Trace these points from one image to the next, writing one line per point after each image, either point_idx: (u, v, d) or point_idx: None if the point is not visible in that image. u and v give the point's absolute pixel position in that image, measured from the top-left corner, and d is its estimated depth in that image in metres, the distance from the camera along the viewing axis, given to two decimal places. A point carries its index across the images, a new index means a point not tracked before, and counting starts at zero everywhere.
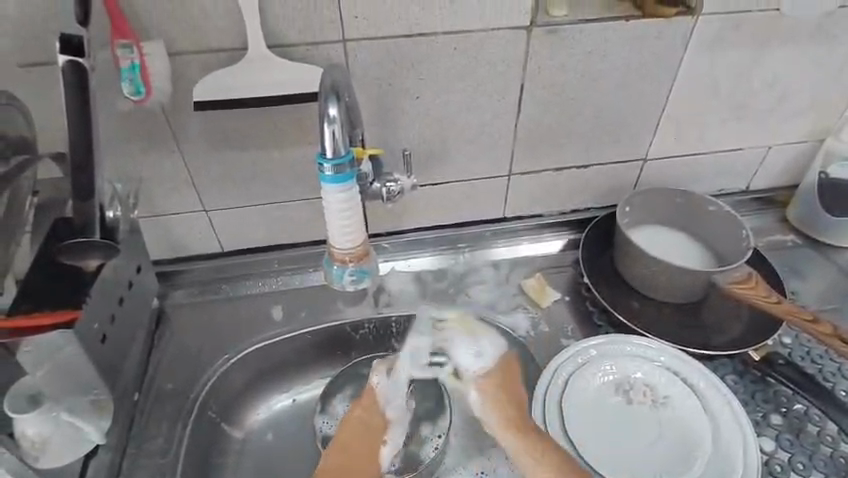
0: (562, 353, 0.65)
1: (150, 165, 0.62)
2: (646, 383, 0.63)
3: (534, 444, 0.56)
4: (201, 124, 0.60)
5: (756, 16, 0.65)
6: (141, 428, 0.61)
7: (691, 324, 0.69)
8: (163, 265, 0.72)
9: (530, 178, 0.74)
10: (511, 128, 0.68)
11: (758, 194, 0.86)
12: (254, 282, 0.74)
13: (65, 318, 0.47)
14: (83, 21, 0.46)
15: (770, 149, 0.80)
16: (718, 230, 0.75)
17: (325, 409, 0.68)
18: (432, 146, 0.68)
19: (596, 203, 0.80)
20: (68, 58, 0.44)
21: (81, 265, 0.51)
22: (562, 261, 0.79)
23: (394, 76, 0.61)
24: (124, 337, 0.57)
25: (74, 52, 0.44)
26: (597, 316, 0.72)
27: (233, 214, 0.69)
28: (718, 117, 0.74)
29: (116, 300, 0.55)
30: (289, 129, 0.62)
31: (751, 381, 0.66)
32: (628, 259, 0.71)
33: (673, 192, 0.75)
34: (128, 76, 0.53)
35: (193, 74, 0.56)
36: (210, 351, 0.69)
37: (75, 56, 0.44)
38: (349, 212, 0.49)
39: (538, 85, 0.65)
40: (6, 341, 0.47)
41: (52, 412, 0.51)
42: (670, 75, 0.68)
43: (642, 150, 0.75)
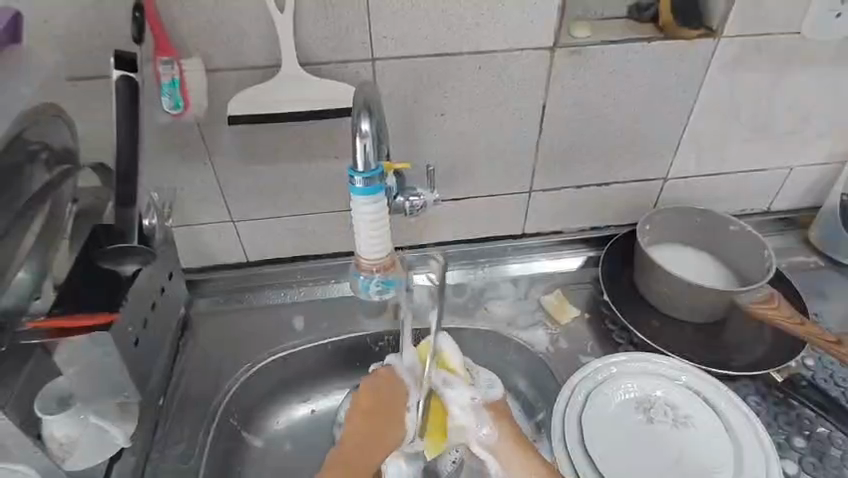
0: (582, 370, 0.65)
1: (184, 176, 0.64)
2: (667, 402, 0.63)
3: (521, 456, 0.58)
4: (233, 137, 0.62)
5: (777, 40, 0.66)
6: (164, 433, 0.63)
7: (711, 344, 0.69)
8: (190, 274, 0.74)
9: (550, 195, 0.75)
10: (532, 146, 0.69)
11: (779, 215, 0.86)
12: (277, 291, 0.76)
13: (96, 320, 0.48)
14: (137, 39, 0.51)
15: (791, 170, 0.80)
16: (739, 250, 0.75)
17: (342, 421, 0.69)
18: (455, 162, 0.69)
19: (615, 220, 0.81)
20: (122, 73, 0.47)
21: (118, 270, 0.51)
22: (581, 278, 0.79)
23: (419, 94, 0.63)
24: (154, 342, 0.59)
25: (128, 66, 0.47)
26: (617, 334, 0.72)
27: (259, 225, 0.70)
28: (740, 138, 0.74)
29: (149, 306, 0.57)
30: (317, 144, 0.64)
31: (774, 403, 0.65)
32: (648, 278, 0.71)
33: (693, 212, 0.75)
34: (168, 91, 0.55)
35: (230, 90, 0.58)
36: (233, 359, 0.70)
37: (128, 71, 0.47)
38: (377, 224, 0.50)
39: (560, 103, 0.66)
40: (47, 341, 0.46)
41: (80, 414, 0.53)
42: (691, 95, 0.69)
43: (662, 169, 0.75)
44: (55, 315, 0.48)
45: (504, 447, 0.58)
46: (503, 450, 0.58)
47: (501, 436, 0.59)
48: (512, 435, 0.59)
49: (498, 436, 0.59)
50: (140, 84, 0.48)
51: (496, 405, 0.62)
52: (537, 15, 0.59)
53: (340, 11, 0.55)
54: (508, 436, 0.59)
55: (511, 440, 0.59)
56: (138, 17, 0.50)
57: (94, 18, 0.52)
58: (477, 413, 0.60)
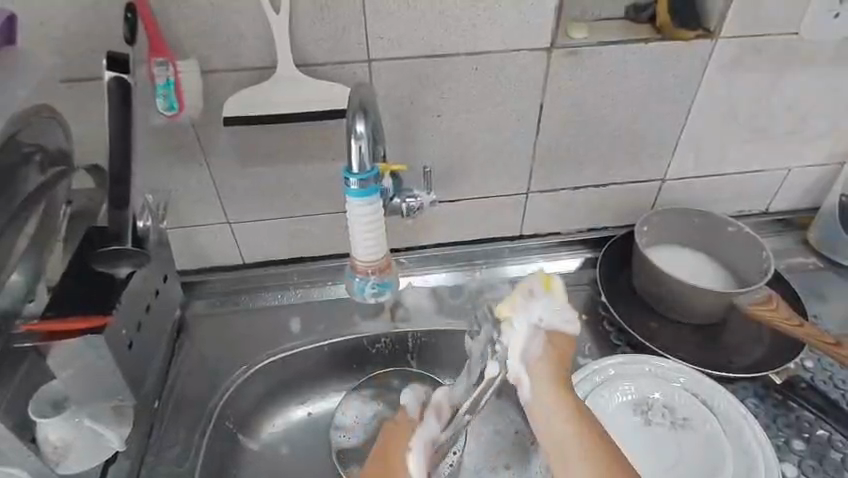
0: (580, 370, 0.64)
1: (180, 177, 0.64)
2: (665, 405, 0.63)
3: (578, 421, 0.52)
4: (229, 139, 0.62)
5: (775, 41, 0.66)
6: (159, 436, 0.63)
7: (709, 346, 0.69)
8: (187, 276, 0.74)
9: (548, 196, 0.75)
10: (530, 146, 0.69)
11: (778, 216, 0.86)
12: (274, 293, 0.75)
13: (87, 325, 0.48)
14: (130, 40, 0.49)
15: (790, 171, 0.80)
16: (738, 252, 0.74)
17: (339, 423, 0.69)
18: (452, 163, 0.69)
19: (613, 222, 0.80)
20: (114, 75, 0.47)
21: (113, 273, 0.52)
22: (579, 280, 0.79)
23: (416, 94, 0.62)
24: (149, 345, 0.58)
25: (121, 68, 0.46)
26: (615, 335, 0.72)
27: (256, 226, 0.70)
28: (738, 139, 0.74)
29: (143, 309, 0.57)
30: (314, 146, 0.64)
31: (773, 405, 0.65)
32: (646, 279, 0.70)
33: (692, 213, 0.75)
34: (163, 93, 0.54)
35: (225, 91, 0.58)
36: (230, 361, 0.70)
37: (122, 73, 0.47)
38: (372, 225, 0.49)
39: (557, 104, 0.66)
40: (38, 345, 0.46)
41: (75, 417, 0.52)
42: (689, 96, 0.69)
43: (660, 170, 0.75)
44: (46, 318, 0.48)
45: (542, 368, 0.54)
46: (541, 369, 0.54)
47: (542, 363, 0.54)
48: (555, 365, 0.54)
49: (541, 361, 0.54)
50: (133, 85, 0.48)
51: (553, 344, 0.55)
52: (534, 16, 0.59)
53: (336, 11, 0.55)
54: (549, 364, 0.54)
55: (562, 394, 0.53)
56: (130, 17, 0.49)
57: (88, 19, 0.51)
58: (535, 337, 0.54)
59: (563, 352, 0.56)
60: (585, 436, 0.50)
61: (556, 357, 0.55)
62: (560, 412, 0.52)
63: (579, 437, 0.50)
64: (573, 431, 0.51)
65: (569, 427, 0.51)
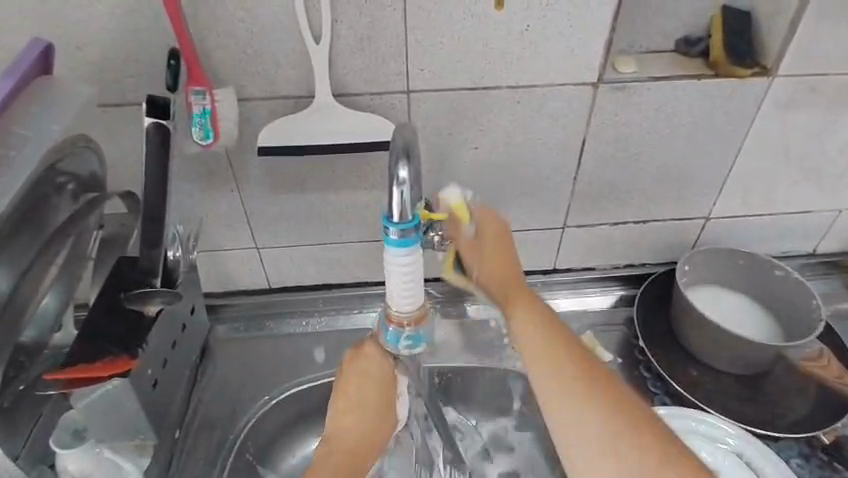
0: None
1: (210, 203, 0.63)
2: (709, 465, 0.59)
3: (578, 368, 0.48)
4: (262, 165, 0.60)
5: (836, 79, 0.62)
6: (178, 469, 0.61)
7: (753, 399, 0.65)
8: (212, 299, 0.73)
9: (585, 231, 0.72)
10: (570, 181, 0.66)
11: (826, 257, 0.81)
12: (298, 320, 0.74)
13: (109, 371, 0.46)
14: (172, 87, 0.49)
15: (840, 212, 0.76)
16: (784, 297, 0.71)
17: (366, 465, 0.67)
18: (487, 196, 0.67)
19: (652, 258, 0.77)
20: (154, 120, 0.45)
21: (142, 310, 0.50)
22: (613, 318, 0.76)
23: (454, 126, 0.60)
24: (173, 379, 0.57)
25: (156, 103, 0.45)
26: (653, 383, 0.69)
27: (284, 252, 0.69)
28: (788, 180, 0.71)
29: (170, 344, 0.55)
30: (347, 174, 0.62)
31: (819, 467, 0.61)
32: (687, 325, 0.67)
33: (737, 254, 0.71)
34: (199, 121, 0.53)
35: (259, 119, 0.57)
36: (251, 390, 0.69)
37: (161, 119, 0.45)
38: (410, 282, 0.43)
39: (601, 140, 0.63)
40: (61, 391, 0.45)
41: (95, 448, 0.52)
42: (740, 135, 0.65)
43: (704, 209, 0.72)
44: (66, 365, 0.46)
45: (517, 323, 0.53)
46: (533, 352, 0.51)
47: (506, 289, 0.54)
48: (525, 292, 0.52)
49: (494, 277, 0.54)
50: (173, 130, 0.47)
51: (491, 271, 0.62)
52: (581, 50, 0.57)
53: (377, 43, 0.54)
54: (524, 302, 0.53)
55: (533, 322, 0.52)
56: (173, 65, 0.49)
57: (127, 45, 0.51)
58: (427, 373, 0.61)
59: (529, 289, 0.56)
60: (587, 382, 0.47)
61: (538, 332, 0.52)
62: (553, 352, 0.50)
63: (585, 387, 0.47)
64: (581, 381, 0.47)
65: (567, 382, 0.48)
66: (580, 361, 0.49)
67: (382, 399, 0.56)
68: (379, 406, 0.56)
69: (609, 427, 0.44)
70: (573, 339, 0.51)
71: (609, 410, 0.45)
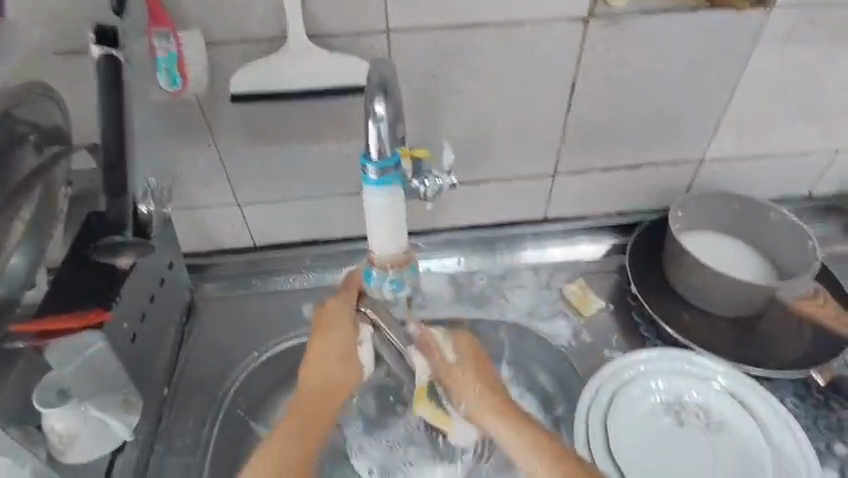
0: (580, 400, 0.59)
1: (185, 157, 0.60)
2: (699, 405, 0.59)
3: (513, 420, 0.55)
4: (238, 115, 0.57)
5: (838, 9, 0.59)
6: (168, 425, 0.61)
7: (748, 341, 0.65)
8: (197, 258, 0.71)
9: (576, 179, 0.70)
10: (560, 125, 0.64)
11: (824, 199, 0.80)
12: (287, 278, 0.72)
13: (81, 324, 0.45)
14: (118, 12, 0.47)
15: (838, 153, 0.74)
16: (779, 239, 0.70)
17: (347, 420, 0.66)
18: (474, 143, 0.64)
19: (645, 206, 0.75)
20: (103, 50, 0.46)
21: (113, 262, 0.48)
22: (606, 267, 0.75)
23: (438, 68, 0.57)
24: (152, 335, 0.56)
25: None
26: (645, 328, 0.68)
27: (267, 208, 0.67)
28: (786, 119, 0.68)
29: (147, 298, 0.54)
30: (328, 123, 0.60)
31: (814, 406, 0.61)
32: (680, 270, 0.66)
33: (731, 197, 0.70)
34: (164, 66, 0.49)
35: (231, 65, 0.54)
36: (240, 347, 0.68)
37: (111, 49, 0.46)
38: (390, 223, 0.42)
39: (592, 80, 0.61)
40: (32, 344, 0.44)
41: (80, 407, 0.51)
42: (736, 72, 0.63)
43: (699, 152, 0.70)
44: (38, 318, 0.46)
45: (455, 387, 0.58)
46: (484, 414, 0.56)
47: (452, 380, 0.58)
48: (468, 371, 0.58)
49: (445, 374, 0.59)
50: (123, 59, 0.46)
51: (457, 356, 0.59)
52: None
53: None
54: (459, 379, 0.58)
55: (485, 396, 0.57)
56: None
57: None
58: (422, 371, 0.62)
59: (474, 350, 0.60)
60: (511, 416, 0.55)
61: (478, 371, 0.59)
62: (532, 447, 0.53)
63: (528, 438, 0.53)
64: (528, 445, 0.53)
65: (543, 467, 0.51)
66: (549, 447, 0.52)
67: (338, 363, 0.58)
68: (341, 361, 0.58)
69: (537, 457, 0.52)
70: (503, 390, 0.58)
71: (546, 463, 0.51)
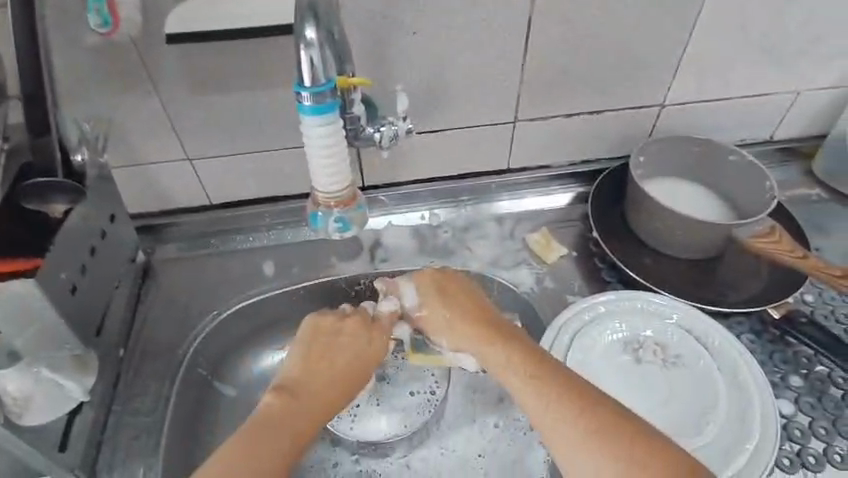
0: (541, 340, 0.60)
1: (127, 109, 0.57)
2: (656, 342, 0.61)
3: (498, 343, 0.54)
4: (178, 61, 0.55)
5: None
6: (127, 385, 0.60)
7: (706, 281, 0.65)
8: (150, 218, 0.69)
9: (537, 125, 0.69)
10: (518, 68, 0.63)
11: (785, 143, 0.80)
12: (246, 236, 0.71)
13: (11, 270, 0.45)
14: None
15: (798, 94, 0.73)
16: (739, 181, 0.70)
17: None
18: (431, 89, 0.63)
19: (608, 153, 0.75)
20: None
21: (46, 210, 0.49)
22: (569, 215, 0.74)
23: (387, 7, 0.55)
24: (99, 288, 0.54)
25: None
26: (606, 272, 0.68)
27: (219, 163, 0.64)
28: (746, 58, 0.68)
29: (87, 250, 0.51)
30: (276, 69, 0.57)
31: (770, 341, 0.62)
32: (640, 214, 0.66)
33: (692, 140, 0.69)
34: (94, 6, 0.49)
35: (166, 4, 0.51)
36: (199, 306, 0.67)
37: None
38: (332, 155, 0.44)
39: (548, 19, 0.59)
40: None
41: (33, 369, 0.51)
42: (695, 8, 0.61)
43: (660, 95, 0.69)
44: None
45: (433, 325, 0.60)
46: (464, 340, 0.57)
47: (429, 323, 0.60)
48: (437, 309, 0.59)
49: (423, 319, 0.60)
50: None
51: (428, 294, 0.60)
52: None
53: None
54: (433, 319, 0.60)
55: (459, 325, 0.58)
56: None
57: None
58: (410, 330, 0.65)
59: (444, 283, 0.61)
60: (496, 339, 0.55)
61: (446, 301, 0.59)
62: (510, 363, 0.52)
63: (519, 357, 0.52)
64: (514, 364, 0.52)
65: (523, 382, 0.50)
66: (526, 365, 0.51)
67: (336, 374, 0.55)
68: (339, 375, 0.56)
69: (522, 379, 0.50)
70: (496, 320, 0.58)
71: (530, 384, 0.49)
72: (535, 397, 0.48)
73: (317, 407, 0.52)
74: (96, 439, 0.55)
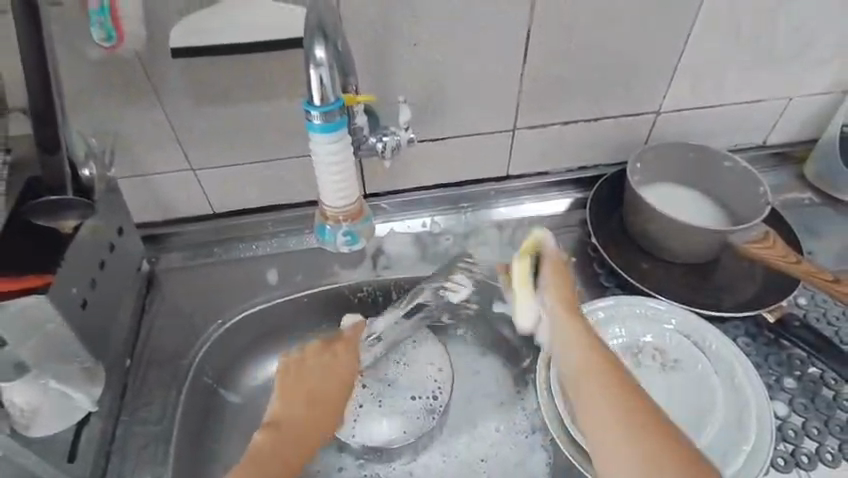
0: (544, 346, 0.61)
1: (130, 121, 0.58)
2: (655, 346, 0.62)
3: (577, 322, 0.50)
4: (182, 74, 0.55)
5: None
6: (134, 394, 0.60)
7: (702, 286, 0.67)
8: (153, 227, 0.69)
9: (536, 133, 0.70)
10: (517, 77, 0.64)
11: (777, 148, 0.82)
12: (248, 244, 0.71)
13: (20, 288, 0.45)
14: None
15: (790, 101, 0.75)
16: (734, 187, 0.71)
17: None
18: (431, 98, 0.63)
19: (605, 160, 0.76)
20: None
21: (55, 226, 0.49)
22: (568, 221, 0.75)
23: (389, 19, 0.56)
24: (107, 301, 0.55)
25: None
26: (605, 277, 0.70)
27: (222, 173, 0.65)
28: (739, 65, 0.69)
29: (96, 264, 0.52)
30: (280, 81, 0.58)
31: (764, 344, 0.64)
32: (638, 220, 0.67)
33: (688, 147, 0.71)
34: (98, 20, 0.49)
35: (170, 17, 0.51)
36: (203, 315, 0.67)
37: None
38: (340, 172, 0.46)
39: (547, 29, 0.60)
40: None
41: (40, 379, 0.51)
42: (689, 17, 0.63)
43: (656, 102, 0.70)
44: None
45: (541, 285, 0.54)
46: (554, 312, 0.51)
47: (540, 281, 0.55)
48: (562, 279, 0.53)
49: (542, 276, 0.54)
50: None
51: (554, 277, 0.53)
52: None
53: None
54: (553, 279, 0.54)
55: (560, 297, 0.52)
56: None
57: None
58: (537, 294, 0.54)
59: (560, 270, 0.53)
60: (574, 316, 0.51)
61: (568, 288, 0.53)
62: (577, 339, 0.48)
63: (589, 337, 0.49)
64: (582, 342, 0.48)
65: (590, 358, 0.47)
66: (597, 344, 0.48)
67: (317, 396, 0.59)
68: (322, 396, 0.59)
69: (587, 362, 0.47)
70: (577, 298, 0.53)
71: (594, 368, 0.46)
72: (601, 392, 0.45)
73: (309, 428, 0.57)
74: (105, 449, 0.56)
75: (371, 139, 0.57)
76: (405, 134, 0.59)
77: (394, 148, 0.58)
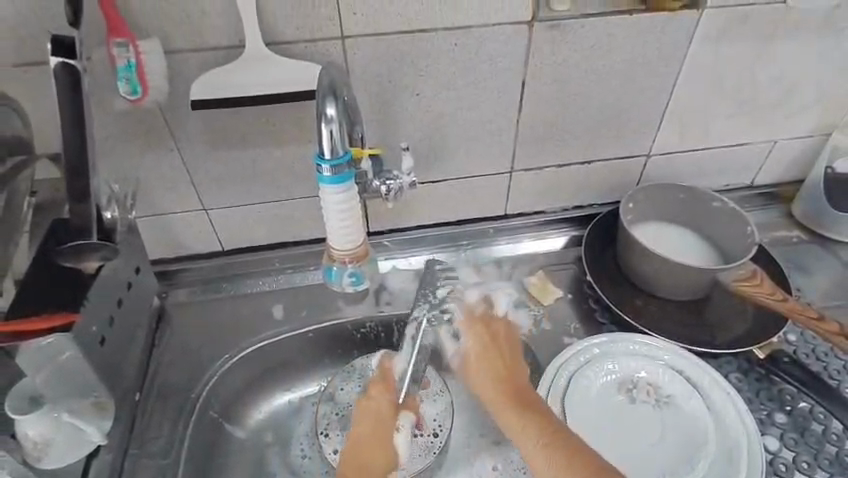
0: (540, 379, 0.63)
1: (149, 165, 0.61)
2: (649, 382, 0.64)
3: (495, 378, 0.59)
4: (200, 122, 0.59)
5: (763, 9, 0.64)
6: (142, 428, 0.61)
7: (694, 322, 0.69)
8: (166, 263, 0.72)
9: (532, 175, 0.73)
10: (512, 123, 0.67)
11: (764, 188, 0.85)
12: (255, 280, 0.74)
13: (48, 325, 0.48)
14: (73, 22, 0.47)
15: (775, 144, 0.79)
16: (723, 226, 0.74)
17: (330, 398, 0.69)
18: (432, 142, 0.67)
19: (599, 199, 0.79)
20: (60, 59, 0.46)
21: (81, 266, 0.52)
22: (564, 258, 0.78)
23: (394, 72, 0.60)
24: (124, 338, 0.58)
25: (64, 52, 0.46)
26: (601, 313, 0.72)
27: (233, 213, 0.68)
28: (723, 112, 0.73)
29: (115, 302, 0.55)
30: (290, 128, 0.62)
31: (756, 379, 0.65)
32: (630, 258, 0.70)
33: (678, 188, 0.74)
34: (125, 76, 0.52)
35: (190, 72, 0.55)
36: (210, 350, 0.69)
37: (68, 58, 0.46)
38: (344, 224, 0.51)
39: (539, 81, 0.64)
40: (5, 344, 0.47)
41: (53, 413, 0.52)
42: (674, 69, 0.67)
43: (646, 146, 0.74)
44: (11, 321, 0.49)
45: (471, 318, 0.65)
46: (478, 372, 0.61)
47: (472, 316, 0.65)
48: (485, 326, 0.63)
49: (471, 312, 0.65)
50: (81, 70, 0.47)
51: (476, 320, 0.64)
52: None
53: None
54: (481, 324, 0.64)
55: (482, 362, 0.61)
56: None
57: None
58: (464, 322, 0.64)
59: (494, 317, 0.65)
60: (497, 377, 0.59)
61: (485, 339, 0.62)
62: (497, 398, 0.57)
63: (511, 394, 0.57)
64: (503, 400, 0.57)
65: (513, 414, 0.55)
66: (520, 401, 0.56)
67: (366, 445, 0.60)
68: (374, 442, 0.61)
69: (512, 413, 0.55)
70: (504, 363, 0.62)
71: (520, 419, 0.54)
72: (529, 434, 0.53)
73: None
74: None
75: (373, 183, 0.61)
76: (407, 173, 0.61)
77: (397, 191, 0.62)
